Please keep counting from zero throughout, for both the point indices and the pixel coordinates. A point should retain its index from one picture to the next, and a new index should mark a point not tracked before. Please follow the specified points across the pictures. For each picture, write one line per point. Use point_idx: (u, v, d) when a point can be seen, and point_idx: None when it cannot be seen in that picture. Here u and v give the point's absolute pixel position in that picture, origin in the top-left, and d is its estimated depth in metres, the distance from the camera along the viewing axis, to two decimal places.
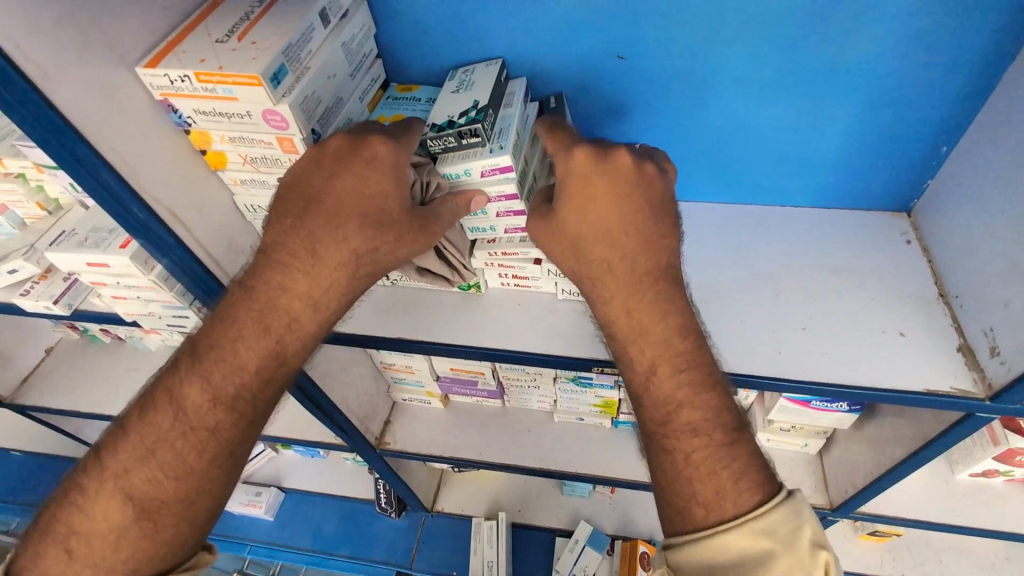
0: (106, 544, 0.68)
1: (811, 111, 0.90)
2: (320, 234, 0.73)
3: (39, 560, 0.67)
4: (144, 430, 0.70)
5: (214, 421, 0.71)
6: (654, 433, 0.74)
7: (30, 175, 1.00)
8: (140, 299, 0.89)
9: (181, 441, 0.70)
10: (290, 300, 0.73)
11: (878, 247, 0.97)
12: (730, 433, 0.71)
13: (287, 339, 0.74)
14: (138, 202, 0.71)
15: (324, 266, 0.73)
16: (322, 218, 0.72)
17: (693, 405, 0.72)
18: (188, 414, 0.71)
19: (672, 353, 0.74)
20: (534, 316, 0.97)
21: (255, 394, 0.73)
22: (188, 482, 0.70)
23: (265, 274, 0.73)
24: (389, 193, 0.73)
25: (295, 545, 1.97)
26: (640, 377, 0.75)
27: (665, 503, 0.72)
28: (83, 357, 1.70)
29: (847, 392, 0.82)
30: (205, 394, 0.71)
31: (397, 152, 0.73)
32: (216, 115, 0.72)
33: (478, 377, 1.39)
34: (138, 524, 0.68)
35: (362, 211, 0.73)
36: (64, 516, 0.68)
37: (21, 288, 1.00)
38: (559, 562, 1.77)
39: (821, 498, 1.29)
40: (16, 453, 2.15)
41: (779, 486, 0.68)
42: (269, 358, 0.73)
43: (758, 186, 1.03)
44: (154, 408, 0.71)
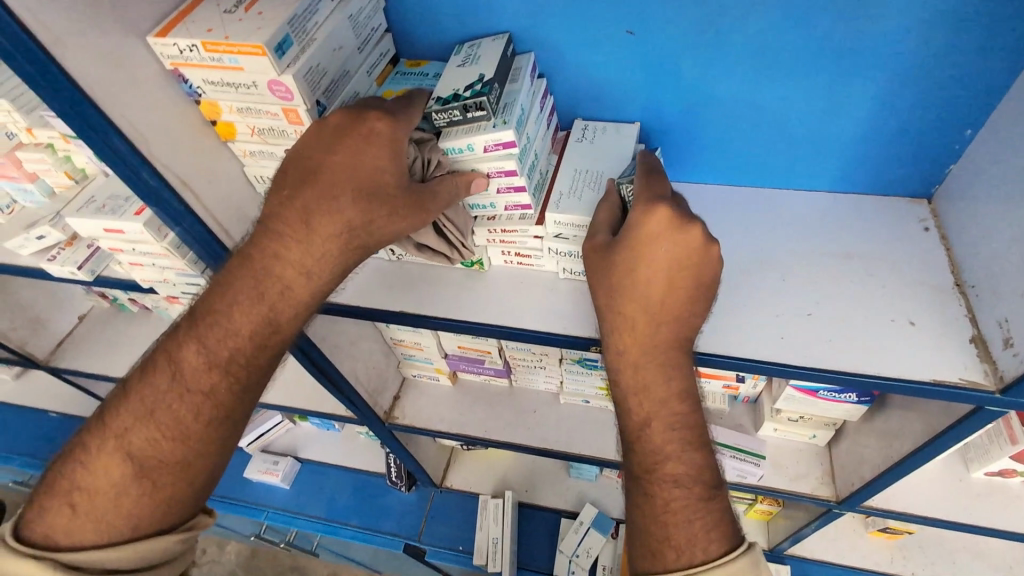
0: (106, 501, 0.70)
1: (827, 91, 0.87)
2: (318, 209, 0.73)
3: (42, 514, 0.69)
4: (144, 395, 0.73)
5: (210, 386, 0.74)
6: (641, 477, 0.75)
7: (58, 145, 1.05)
8: (155, 266, 0.92)
9: (179, 403, 0.73)
10: (283, 272, 0.75)
11: (894, 234, 0.93)
12: (709, 490, 0.72)
13: (280, 308, 0.76)
14: (149, 170, 0.73)
15: (315, 238, 0.74)
16: (315, 191, 0.73)
17: (680, 458, 0.73)
18: (186, 378, 0.74)
19: (668, 413, 0.74)
20: (535, 295, 0.97)
21: (249, 359, 0.76)
22: (186, 443, 0.73)
23: (260, 247, 0.75)
24: (384, 168, 0.74)
25: (309, 513, 2.04)
26: (635, 427, 0.76)
27: (637, 544, 0.73)
28: (112, 325, 1.77)
29: (849, 380, 0.80)
30: (204, 361, 0.74)
31: (394, 128, 0.74)
32: (224, 85, 0.74)
33: (485, 356, 1.40)
34: (137, 483, 0.71)
35: (359, 188, 0.73)
36: (68, 474, 0.71)
37: (48, 254, 1.04)
38: (563, 542, 1.79)
39: (827, 490, 1.27)
40: (53, 414, 2.27)
41: (742, 539, 0.69)
42: (263, 326, 0.76)
43: (771, 170, 1.00)
44: (155, 375, 0.74)
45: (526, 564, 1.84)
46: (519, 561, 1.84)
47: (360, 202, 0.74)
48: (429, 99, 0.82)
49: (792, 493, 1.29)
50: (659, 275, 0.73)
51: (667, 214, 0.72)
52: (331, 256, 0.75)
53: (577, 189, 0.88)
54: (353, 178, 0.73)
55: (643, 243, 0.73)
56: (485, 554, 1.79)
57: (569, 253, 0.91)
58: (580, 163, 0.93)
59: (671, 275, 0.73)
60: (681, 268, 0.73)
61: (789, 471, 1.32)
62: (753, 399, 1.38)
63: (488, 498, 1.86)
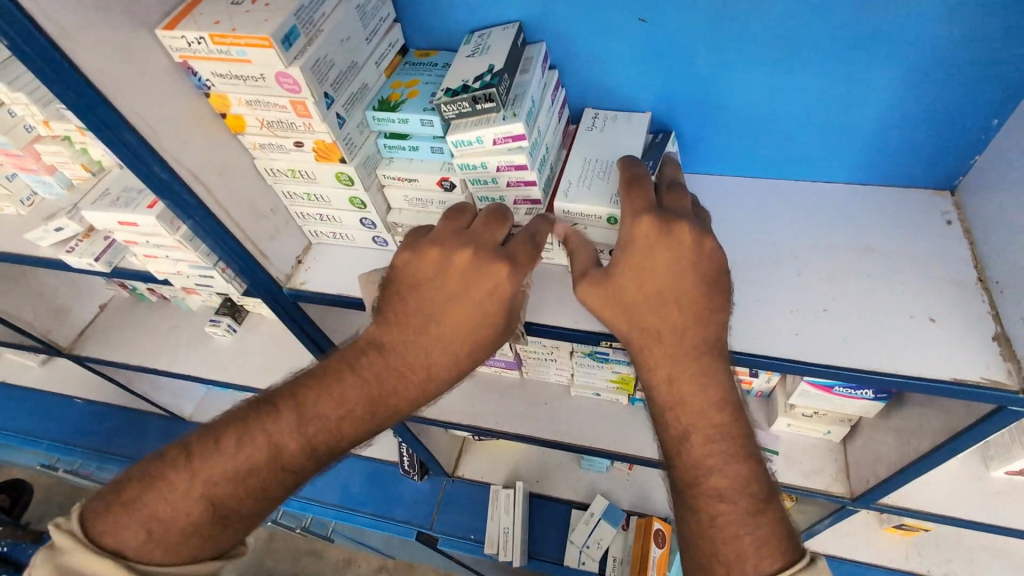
0: (176, 536, 0.72)
1: (847, 79, 0.84)
2: (432, 344, 0.78)
3: (108, 532, 0.70)
4: (239, 454, 0.75)
5: (304, 467, 0.78)
6: (682, 492, 0.73)
7: (75, 138, 1.06)
8: (169, 258, 0.93)
9: (272, 475, 0.76)
10: (398, 399, 0.79)
11: (915, 227, 0.90)
12: (757, 503, 0.69)
13: (382, 425, 0.81)
14: (160, 163, 0.74)
15: (432, 367, 0.79)
16: (443, 325, 0.78)
17: (724, 470, 0.70)
18: (286, 456, 0.76)
19: (707, 424, 0.72)
20: (544, 288, 0.96)
21: (343, 457, 0.81)
22: (262, 501, 0.76)
23: (382, 365, 0.79)
24: (507, 310, 0.78)
25: (323, 500, 2.06)
26: (673, 438, 0.74)
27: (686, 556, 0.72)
28: (132, 314, 1.81)
29: (865, 377, 0.78)
30: (302, 449, 0.76)
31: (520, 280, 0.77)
32: (232, 77, 0.74)
33: (495, 347, 1.40)
34: (210, 525, 0.73)
35: (472, 329, 0.78)
36: (146, 498, 0.72)
37: (67, 246, 1.06)
38: (573, 533, 1.80)
39: (841, 487, 1.26)
40: (78, 400, 2.33)
41: (802, 553, 0.66)
42: (365, 436, 0.81)
43: (788, 161, 0.98)
44: (250, 442, 0.75)
45: (537, 554, 1.85)
46: (530, 551, 1.86)
47: (465, 337, 0.78)
48: (438, 92, 0.81)
49: (806, 489, 1.28)
50: (663, 285, 0.74)
51: (653, 221, 0.75)
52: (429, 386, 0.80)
53: (585, 178, 0.87)
54: (470, 317, 0.77)
55: (637, 250, 0.74)
56: (496, 544, 1.81)
57: None
58: (590, 153, 0.91)
59: (676, 279, 0.74)
60: (683, 270, 0.74)
61: (803, 467, 1.30)
62: (767, 393, 1.36)
63: (500, 488, 1.87)
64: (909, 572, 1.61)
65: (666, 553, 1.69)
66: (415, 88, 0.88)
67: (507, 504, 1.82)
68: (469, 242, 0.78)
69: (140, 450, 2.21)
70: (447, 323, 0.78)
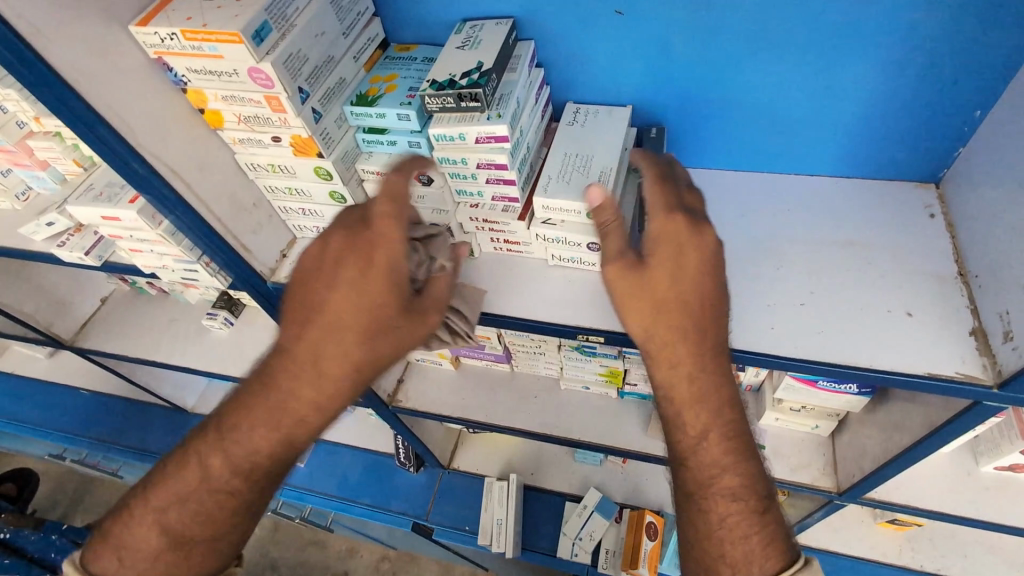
0: (146, 565, 0.80)
1: (827, 70, 0.83)
2: (316, 343, 0.75)
3: (96, 561, 0.82)
4: (176, 483, 0.80)
5: (232, 485, 0.79)
6: (694, 493, 0.76)
7: (66, 134, 1.08)
8: (154, 252, 0.95)
9: (204, 495, 0.80)
10: (297, 404, 0.77)
11: (897, 220, 0.89)
12: (763, 502, 0.75)
13: (294, 432, 0.78)
14: (137, 158, 0.74)
15: (321, 369, 0.75)
16: (325, 326, 0.74)
17: (734, 471, 0.75)
18: (209, 476, 0.79)
19: (724, 424, 0.75)
20: (524, 282, 0.97)
21: (268, 468, 0.80)
22: (211, 524, 0.81)
23: (275, 376, 0.77)
24: (384, 297, 0.73)
25: (321, 490, 2.09)
26: (690, 440, 0.76)
27: (689, 550, 0.77)
28: (132, 306, 1.84)
29: (840, 373, 0.78)
30: (229, 472, 0.79)
31: (387, 263, 0.72)
32: (207, 73, 0.74)
33: (484, 341, 1.41)
34: (170, 552, 0.80)
35: (358, 318, 0.73)
36: (117, 529, 0.82)
37: (59, 240, 1.08)
38: (566, 525, 1.82)
39: (829, 481, 1.25)
40: (84, 392, 2.38)
41: (798, 553, 0.73)
42: (280, 446, 0.79)
43: (771, 154, 0.97)
44: (185, 469, 0.80)
45: (531, 546, 1.86)
46: (523, 542, 1.87)
47: (358, 346, 0.74)
48: (424, 84, 0.81)
49: (793, 483, 1.27)
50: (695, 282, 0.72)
51: (680, 226, 0.72)
52: (338, 395, 0.78)
53: (564, 173, 0.86)
54: (347, 308, 0.73)
55: (661, 254, 0.72)
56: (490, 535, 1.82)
57: (556, 241, 0.90)
58: (571, 147, 0.91)
59: (691, 288, 0.72)
60: (700, 277, 0.72)
61: (791, 461, 1.29)
62: (756, 388, 1.36)
63: (494, 481, 1.88)
64: (902, 567, 1.60)
65: (658, 545, 1.71)
66: (393, 82, 0.88)
67: (502, 497, 1.84)
68: (336, 226, 0.76)
69: (144, 440, 2.26)
70: (325, 318, 0.74)
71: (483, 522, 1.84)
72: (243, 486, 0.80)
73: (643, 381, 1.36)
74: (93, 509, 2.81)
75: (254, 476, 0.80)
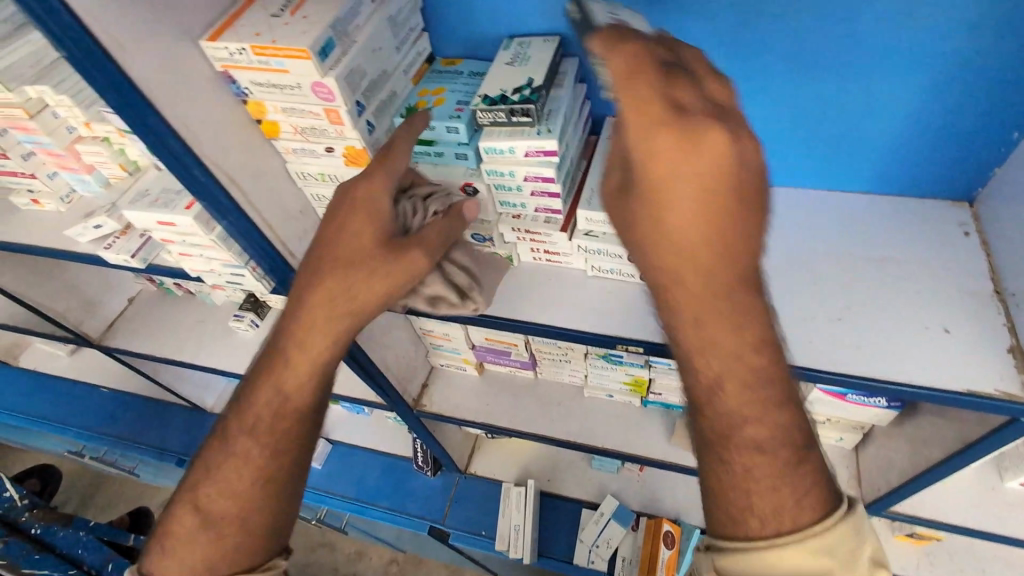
0: (187, 553, 0.80)
1: (867, 90, 0.85)
2: (301, 291, 0.76)
3: (150, 556, 0.83)
4: (208, 461, 0.84)
5: (246, 447, 0.81)
6: (714, 441, 0.64)
7: (114, 139, 1.10)
8: (203, 256, 0.97)
9: (226, 464, 0.81)
10: (287, 347, 0.78)
11: (933, 237, 0.91)
12: (797, 452, 0.62)
13: (285, 377, 0.79)
14: (200, 166, 0.77)
15: (309, 315, 0.76)
16: (310, 271, 0.76)
17: (764, 420, 0.62)
18: (229, 443, 0.82)
19: (748, 369, 0.61)
20: (563, 291, 0.99)
21: (270, 423, 0.80)
22: (235, 501, 0.80)
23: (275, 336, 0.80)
24: (364, 237, 0.74)
25: (338, 492, 2.10)
26: (703, 385, 0.63)
27: (714, 504, 0.64)
28: (158, 307, 1.87)
29: (879, 387, 0.80)
30: (244, 436, 0.81)
31: (364, 201, 0.75)
32: (270, 86, 0.77)
33: (511, 347, 1.43)
34: (202, 533, 0.80)
35: (336, 259, 0.75)
36: (162, 526, 0.84)
37: (105, 242, 1.11)
38: (584, 532, 1.83)
39: (852, 493, 1.27)
40: (104, 390, 2.41)
41: (841, 499, 0.62)
42: (274, 395, 0.80)
43: (806, 170, 0.99)
44: (214, 445, 0.84)
45: (547, 551, 1.88)
46: (540, 549, 1.88)
47: (340, 295, 0.74)
48: (476, 98, 0.84)
49: None
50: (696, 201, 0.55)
51: (673, 132, 0.54)
52: (333, 346, 0.78)
53: None
54: (328, 252, 0.75)
55: (660, 166, 0.55)
56: (507, 540, 1.84)
57: (598, 251, 0.93)
58: None
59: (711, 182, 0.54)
60: (732, 182, 0.55)
61: None
62: None
63: (511, 486, 1.90)
64: None
65: (676, 554, 1.72)
66: (441, 96, 0.91)
67: (519, 502, 1.85)
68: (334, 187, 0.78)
69: (162, 439, 2.28)
70: (310, 267, 0.76)
71: (500, 526, 1.86)
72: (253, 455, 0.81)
73: (668, 390, 1.38)
74: (105, 506, 2.84)
75: (259, 441, 0.81)
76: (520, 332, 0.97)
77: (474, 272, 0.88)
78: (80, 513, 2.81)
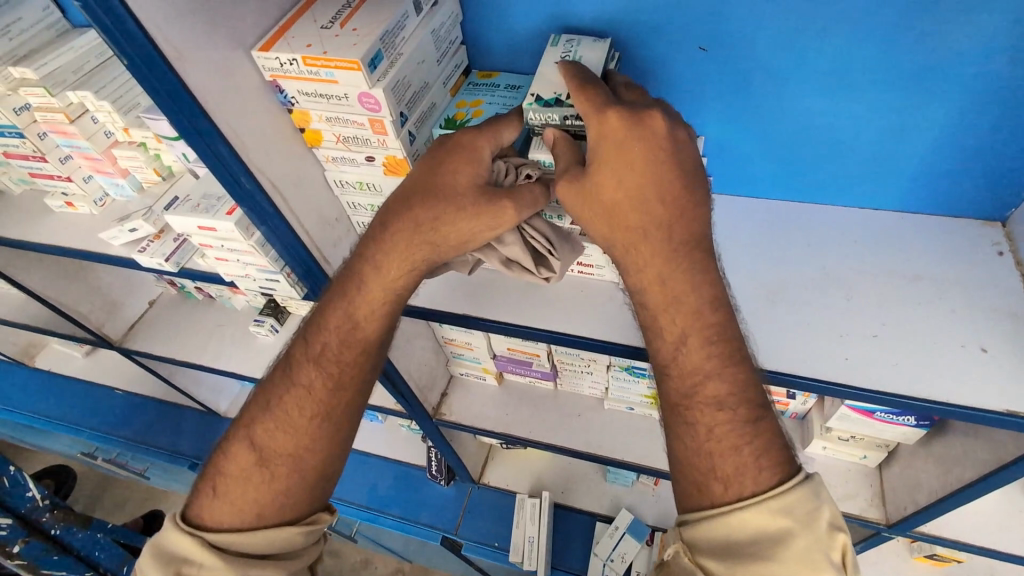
0: (238, 493, 0.78)
1: (902, 109, 0.86)
2: (383, 222, 0.77)
3: (193, 497, 0.80)
4: (267, 396, 0.83)
5: (313, 381, 0.82)
6: (677, 406, 0.70)
7: (151, 144, 1.12)
8: (239, 261, 0.99)
9: (289, 400, 0.81)
10: (365, 281, 0.79)
11: (966, 256, 0.92)
12: (755, 410, 0.67)
13: (360, 314, 0.81)
14: (246, 173, 0.78)
15: (390, 247, 0.77)
16: (395, 203, 0.76)
17: (719, 379, 0.68)
18: (295, 378, 0.82)
19: (703, 326, 0.69)
20: (594, 303, 1.00)
21: (341, 358, 0.82)
22: (297, 436, 0.80)
23: (350, 270, 0.81)
24: (457, 176, 0.75)
25: (350, 500, 2.09)
26: (669, 350, 0.71)
27: (681, 477, 0.69)
28: (179, 310, 1.88)
29: (918, 405, 0.79)
30: (311, 370, 0.82)
31: (468, 141, 0.76)
32: (317, 96, 0.79)
33: (533, 358, 1.43)
34: (258, 470, 0.79)
35: (426, 193, 0.75)
36: (210, 465, 0.82)
37: (139, 246, 1.13)
38: (597, 546, 1.81)
39: (876, 512, 1.26)
40: (118, 392, 2.41)
41: (800, 467, 0.65)
42: (346, 330, 0.82)
43: (836, 187, 0.99)
44: (276, 381, 0.84)
45: (560, 565, 1.86)
46: (553, 562, 1.87)
47: (425, 228, 0.75)
48: (528, 99, 0.79)
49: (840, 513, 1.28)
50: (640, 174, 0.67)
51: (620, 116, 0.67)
52: (407, 281, 0.80)
53: None
54: (415, 185, 0.75)
55: (619, 151, 0.67)
56: (522, 555, 1.82)
57: None
58: None
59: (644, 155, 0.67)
60: (660, 151, 0.67)
61: (837, 490, 1.30)
62: (802, 415, 1.36)
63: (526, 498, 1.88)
64: None
65: None
66: (479, 107, 0.92)
67: (534, 514, 1.84)
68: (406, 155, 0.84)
69: (176, 442, 2.28)
70: (393, 200, 0.77)
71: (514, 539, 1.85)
72: (322, 386, 0.82)
73: None
74: (112, 507, 2.84)
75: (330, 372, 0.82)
76: (550, 342, 0.98)
77: (556, 237, 0.86)
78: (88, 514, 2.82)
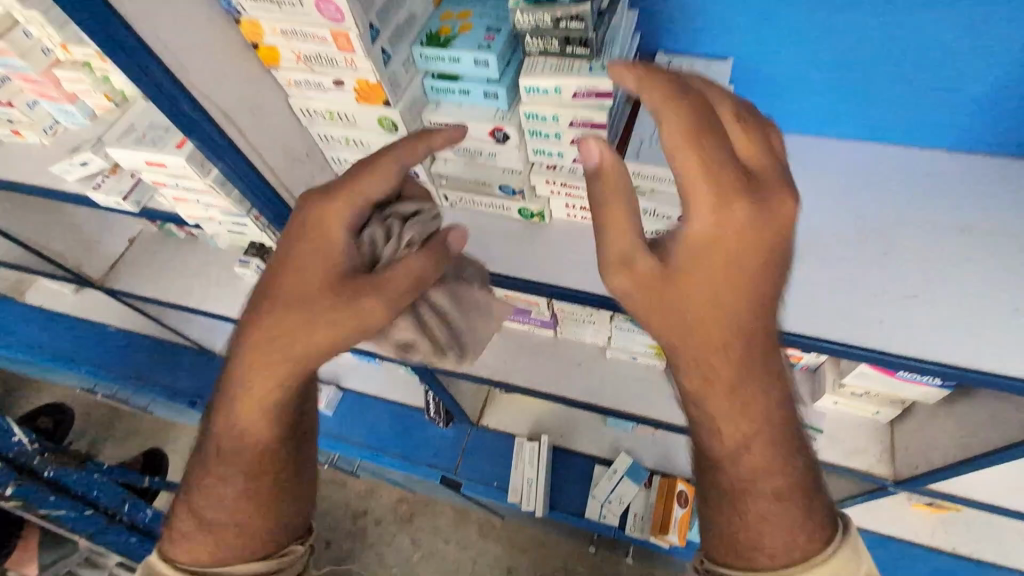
0: (202, 552, 0.82)
1: (962, 23, 0.76)
2: (279, 305, 0.72)
3: (173, 534, 0.84)
4: (200, 471, 0.83)
5: (235, 452, 0.80)
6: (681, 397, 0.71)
7: (95, 64, 0.97)
8: (199, 202, 0.88)
9: (219, 466, 0.81)
10: (270, 356, 0.73)
11: (1006, 202, 0.85)
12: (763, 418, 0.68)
13: (276, 379, 0.75)
14: (190, 101, 0.65)
15: (287, 330, 0.71)
16: (283, 296, 0.71)
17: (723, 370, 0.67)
18: (218, 448, 0.81)
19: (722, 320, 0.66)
20: (597, 253, 0.88)
21: (258, 433, 0.79)
22: (233, 506, 0.82)
23: (248, 348, 0.74)
24: (331, 262, 0.70)
25: (349, 439, 2.09)
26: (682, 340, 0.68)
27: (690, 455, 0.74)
28: (162, 248, 1.78)
29: (946, 370, 0.74)
30: (232, 441, 0.79)
31: (333, 217, 0.70)
32: (266, 2, 0.64)
33: (532, 306, 1.35)
34: (206, 537, 0.82)
35: (314, 280, 0.70)
36: (171, 518, 0.86)
37: (92, 180, 1.00)
38: (595, 488, 1.83)
39: (884, 469, 1.22)
40: (113, 329, 2.37)
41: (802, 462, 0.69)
42: (259, 400, 0.77)
43: (871, 118, 0.91)
44: (203, 448, 0.83)
45: (559, 507, 1.88)
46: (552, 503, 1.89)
47: (319, 324, 0.71)
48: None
49: (846, 468, 1.24)
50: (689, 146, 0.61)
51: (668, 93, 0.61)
52: (320, 356, 0.73)
53: None
54: (302, 266, 0.71)
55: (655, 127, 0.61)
56: (519, 494, 1.84)
57: None
58: None
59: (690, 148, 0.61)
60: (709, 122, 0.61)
61: (845, 446, 1.26)
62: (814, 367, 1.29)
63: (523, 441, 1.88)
64: (931, 547, 1.67)
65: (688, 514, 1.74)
66: (467, 20, 0.76)
67: (531, 457, 1.85)
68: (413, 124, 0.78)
69: (174, 379, 2.27)
70: (285, 281, 0.71)
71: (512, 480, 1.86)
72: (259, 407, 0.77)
73: None
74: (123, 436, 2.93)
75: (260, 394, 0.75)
76: (547, 296, 0.88)
77: (457, 307, 0.83)
78: (98, 446, 2.89)
